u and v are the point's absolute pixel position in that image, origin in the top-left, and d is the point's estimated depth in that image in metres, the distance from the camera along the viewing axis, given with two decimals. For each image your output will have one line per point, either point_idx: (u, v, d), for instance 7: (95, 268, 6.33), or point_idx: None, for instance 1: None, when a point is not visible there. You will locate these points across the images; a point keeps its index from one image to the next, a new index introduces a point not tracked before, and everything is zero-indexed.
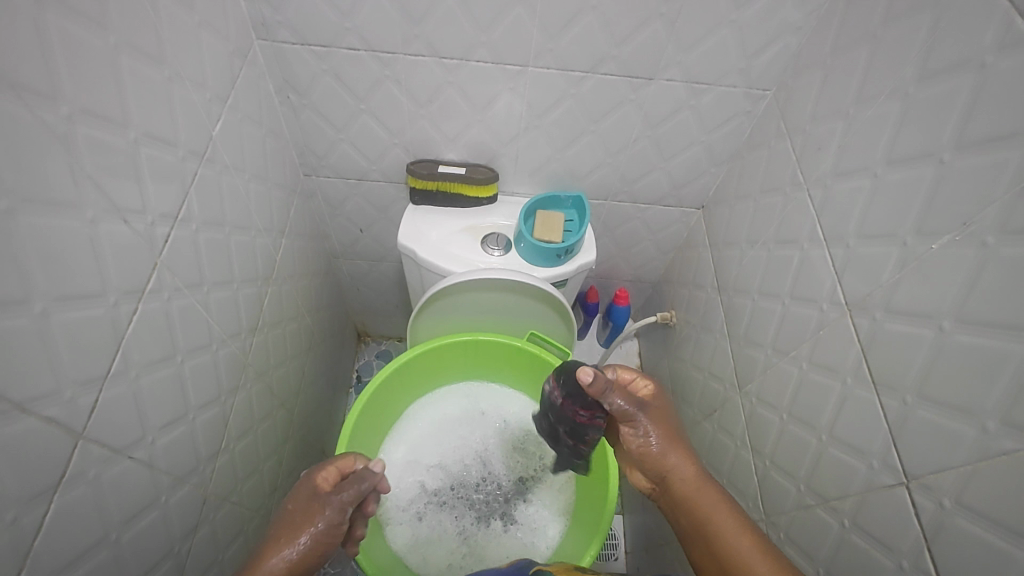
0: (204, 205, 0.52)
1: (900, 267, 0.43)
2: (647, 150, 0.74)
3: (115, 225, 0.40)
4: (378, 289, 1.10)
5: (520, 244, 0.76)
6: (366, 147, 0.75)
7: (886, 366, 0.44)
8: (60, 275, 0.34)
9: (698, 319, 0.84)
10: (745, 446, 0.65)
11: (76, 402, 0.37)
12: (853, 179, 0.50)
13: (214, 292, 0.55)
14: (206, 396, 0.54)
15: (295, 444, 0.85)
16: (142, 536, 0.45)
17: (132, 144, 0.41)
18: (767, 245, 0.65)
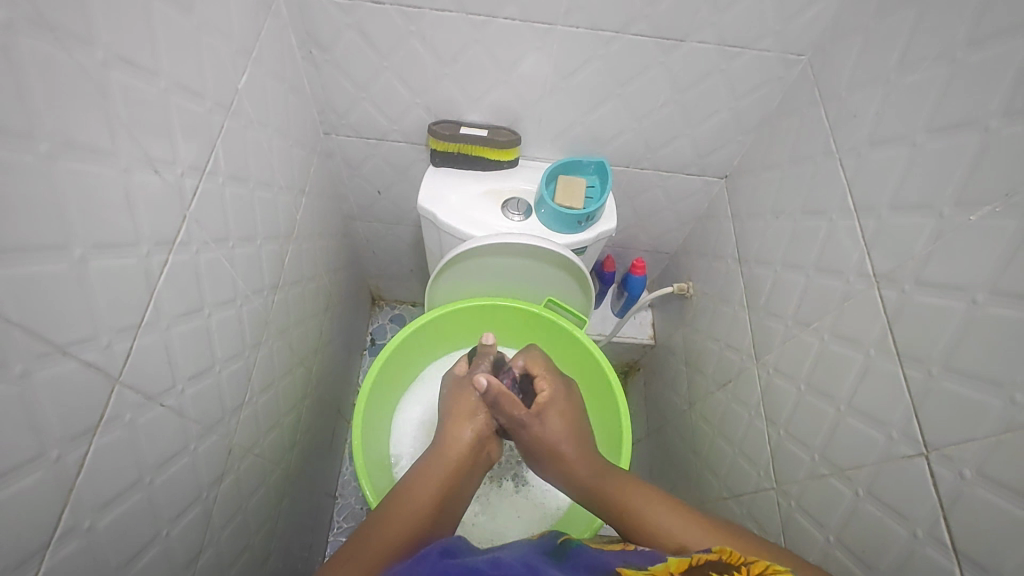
0: (230, 159, 0.52)
1: (934, 239, 0.43)
2: (673, 116, 0.73)
3: (148, 174, 0.40)
4: (393, 253, 1.10)
5: (541, 209, 0.76)
6: (387, 106, 0.74)
7: (912, 338, 0.44)
8: (98, 222, 0.35)
9: (716, 290, 0.83)
10: (760, 416, 0.66)
11: (112, 349, 0.37)
12: (890, 148, 0.49)
13: (239, 247, 0.55)
14: (231, 350, 0.55)
15: (312, 402, 0.87)
16: (173, 481, 0.47)
17: (163, 93, 0.40)
18: (793, 216, 0.64)
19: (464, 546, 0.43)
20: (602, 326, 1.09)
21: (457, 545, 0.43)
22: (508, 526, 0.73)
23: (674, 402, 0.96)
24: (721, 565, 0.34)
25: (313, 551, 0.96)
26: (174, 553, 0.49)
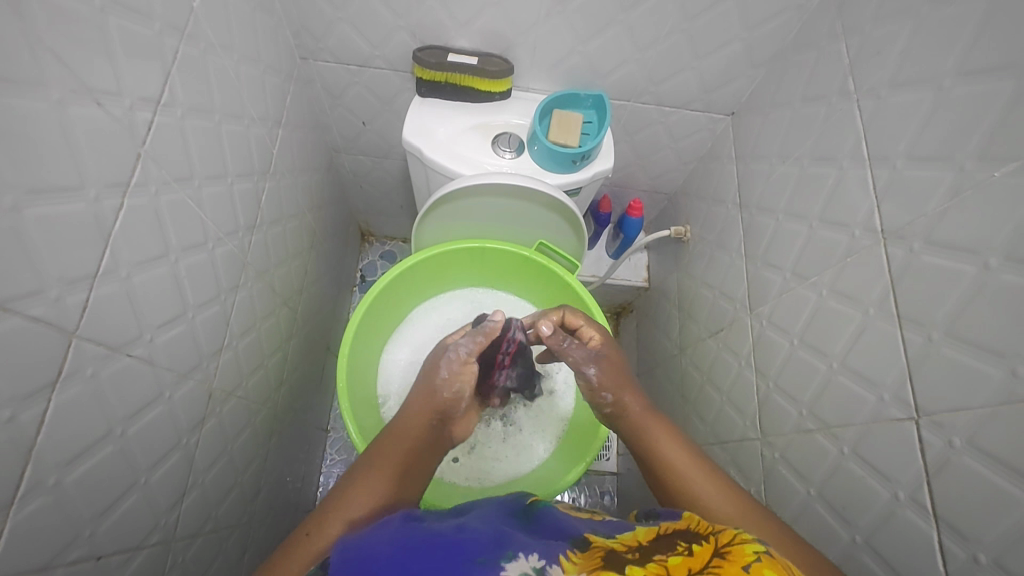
0: (189, 90, 0.47)
1: (951, 196, 0.40)
2: (679, 46, 0.67)
3: (88, 108, 0.35)
4: (381, 188, 1.06)
5: (533, 146, 0.71)
6: (367, 29, 0.68)
7: (915, 301, 0.42)
8: (31, 164, 0.31)
9: (714, 236, 0.80)
10: (749, 367, 0.65)
11: (64, 302, 0.35)
12: (914, 91, 0.45)
13: (206, 186, 0.51)
14: (204, 296, 0.53)
15: (299, 342, 0.86)
16: (148, 430, 0.46)
17: (99, 13, 0.36)
18: (801, 161, 0.60)
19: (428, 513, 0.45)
20: (595, 268, 1.06)
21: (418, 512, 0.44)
22: (493, 465, 0.75)
23: (665, 346, 0.95)
24: (690, 535, 0.35)
25: (307, 481, 0.99)
26: (155, 498, 0.49)
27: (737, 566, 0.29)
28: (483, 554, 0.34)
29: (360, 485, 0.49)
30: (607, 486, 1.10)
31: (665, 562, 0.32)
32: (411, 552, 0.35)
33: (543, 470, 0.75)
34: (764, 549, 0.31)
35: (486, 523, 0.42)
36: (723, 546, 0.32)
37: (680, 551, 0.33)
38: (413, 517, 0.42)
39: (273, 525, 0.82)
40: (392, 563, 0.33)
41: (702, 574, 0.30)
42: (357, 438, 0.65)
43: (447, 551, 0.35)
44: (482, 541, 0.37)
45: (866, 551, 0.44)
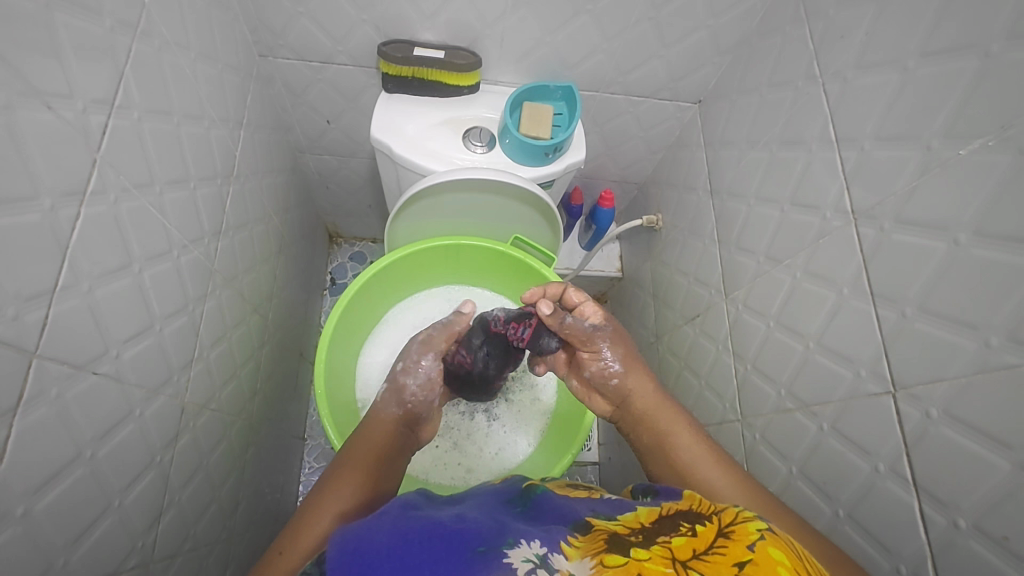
0: (145, 90, 0.45)
1: (919, 174, 0.41)
2: (646, 35, 0.67)
3: (38, 111, 0.33)
4: (348, 188, 1.03)
5: (505, 140, 0.71)
6: (330, 24, 0.66)
7: (887, 278, 0.43)
8: None
9: (686, 224, 0.81)
10: (727, 351, 0.66)
11: (22, 320, 0.33)
12: (878, 73, 0.46)
13: (167, 191, 0.49)
14: (172, 306, 0.51)
15: (271, 349, 0.83)
16: (119, 449, 0.44)
17: (44, 10, 0.33)
18: (769, 146, 0.61)
19: (423, 499, 0.44)
20: (570, 260, 1.06)
21: (413, 499, 0.43)
22: (476, 462, 0.75)
23: (641, 333, 0.96)
24: (692, 515, 0.35)
25: (285, 492, 0.96)
26: (131, 521, 0.47)
27: (742, 545, 0.30)
28: (484, 544, 0.34)
29: (341, 482, 0.50)
30: (589, 476, 1.11)
31: (669, 543, 0.32)
32: (410, 539, 0.34)
33: (528, 464, 0.75)
34: (767, 527, 0.32)
35: (484, 512, 0.42)
36: (726, 525, 0.32)
37: (683, 531, 0.33)
38: (410, 505, 0.41)
39: (253, 540, 0.80)
40: (397, 555, 0.33)
41: (707, 554, 0.30)
42: (338, 444, 0.64)
43: (448, 542, 0.34)
44: (481, 531, 0.36)
45: (849, 523, 0.46)
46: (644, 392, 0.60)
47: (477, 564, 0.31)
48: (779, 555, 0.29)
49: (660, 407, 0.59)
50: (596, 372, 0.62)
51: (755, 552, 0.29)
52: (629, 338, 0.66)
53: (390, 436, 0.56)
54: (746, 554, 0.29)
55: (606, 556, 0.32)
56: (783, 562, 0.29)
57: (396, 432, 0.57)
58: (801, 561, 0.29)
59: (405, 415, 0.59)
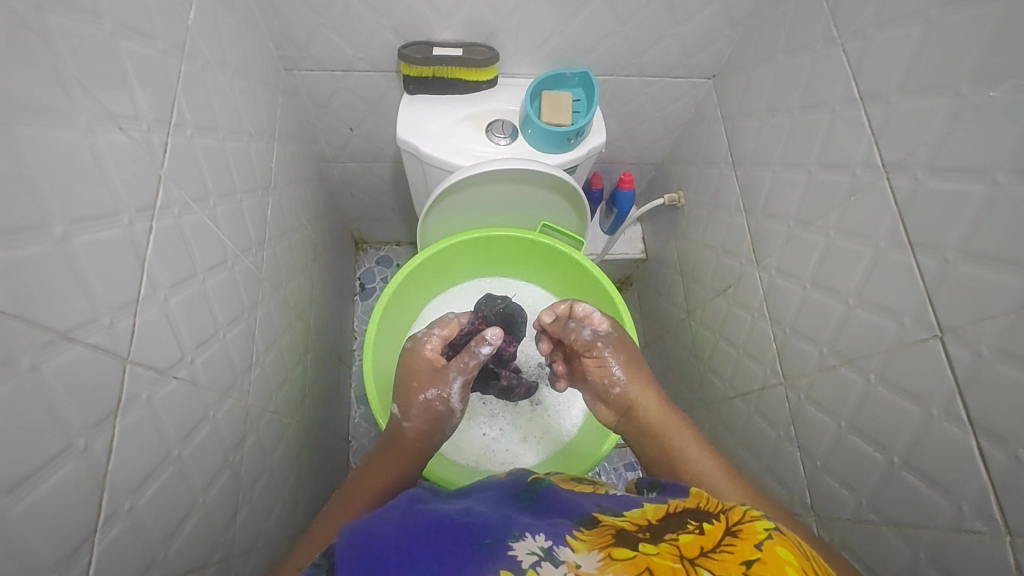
0: (194, 109, 0.47)
1: (950, 121, 0.42)
2: (659, 15, 0.68)
3: (113, 133, 0.35)
4: (372, 193, 1.06)
5: (527, 130, 0.72)
6: (351, 33, 0.68)
7: (925, 226, 0.44)
8: (72, 193, 0.31)
9: (709, 198, 0.82)
10: (763, 318, 0.67)
11: (115, 328, 0.35)
12: (899, 28, 0.47)
13: (220, 204, 0.51)
14: (231, 313, 0.53)
15: (314, 354, 0.86)
16: (200, 448, 0.46)
17: (110, 38, 0.35)
18: (791, 112, 0.62)
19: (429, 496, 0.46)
20: (594, 246, 1.08)
21: (420, 495, 0.45)
22: (524, 447, 0.77)
23: (672, 311, 0.97)
24: (700, 513, 0.36)
25: None
26: (213, 518, 0.49)
27: (750, 544, 0.31)
28: (489, 535, 0.34)
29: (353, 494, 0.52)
30: (630, 457, 1.13)
31: (676, 540, 0.32)
32: (414, 533, 0.36)
33: (575, 445, 0.76)
34: (774, 527, 0.33)
35: (490, 506, 0.43)
36: (733, 524, 0.33)
37: (691, 528, 0.34)
38: (417, 500, 0.43)
39: None
40: (400, 545, 0.34)
41: (715, 551, 0.30)
42: None
43: (453, 529, 0.36)
44: (486, 522, 0.37)
45: (906, 469, 0.46)
46: (647, 402, 0.61)
47: (481, 556, 0.31)
48: (787, 555, 0.29)
49: (664, 418, 0.59)
50: (597, 371, 0.64)
51: (762, 551, 0.30)
52: (636, 349, 0.67)
53: (417, 451, 0.60)
54: (753, 552, 0.30)
55: (612, 549, 0.32)
56: (791, 562, 0.29)
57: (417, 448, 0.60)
58: (810, 562, 0.30)
59: (429, 430, 0.61)
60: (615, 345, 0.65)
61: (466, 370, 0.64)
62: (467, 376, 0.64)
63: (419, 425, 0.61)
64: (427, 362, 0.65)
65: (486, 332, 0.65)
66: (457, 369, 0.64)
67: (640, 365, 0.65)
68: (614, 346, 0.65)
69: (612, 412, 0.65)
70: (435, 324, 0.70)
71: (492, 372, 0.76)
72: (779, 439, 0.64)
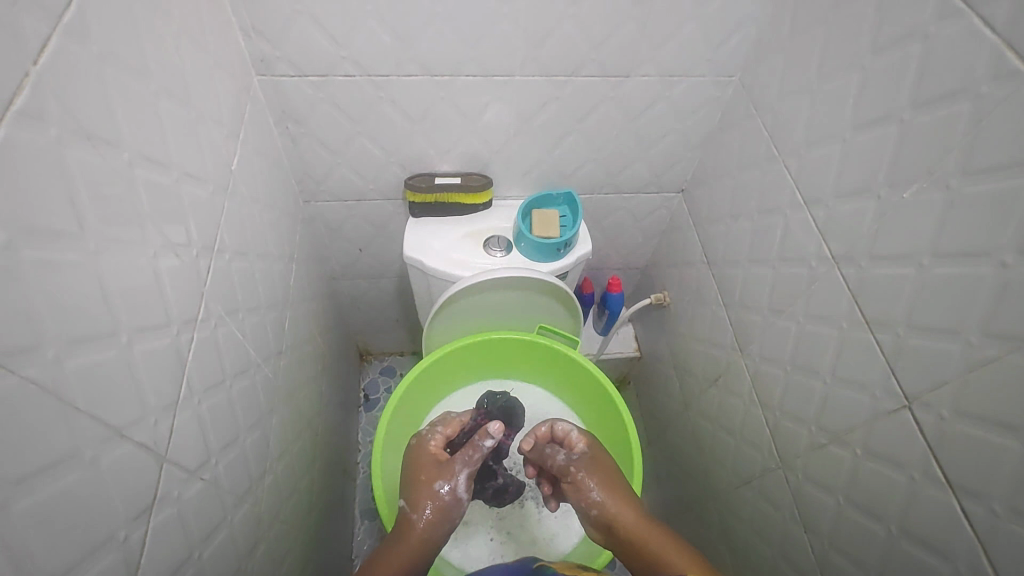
0: (232, 236, 0.55)
1: (877, 217, 0.49)
2: (628, 143, 0.80)
3: (170, 259, 0.42)
4: (378, 307, 1.12)
5: (521, 243, 0.80)
6: (364, 169, 0.79)
7: (876, 306, 0.50)
8: (137, 308, 0.37)
9: (692, 295, 0.89)
10: (754, 403, 0.71)
11: (157, 427, 0.39)
12: (824, 146, 0.56)
13: (247, 318, 0.57)
14: (251, 419, 0.56)
15: (321, 465, 0.87)
16: (217, 553, 0.47)
17: (175, 183, 0.43)
18: (751, 217, 0.70)
19: None
20: (589, 346, 1.13)
21: None
22: (533, 551, 0.76)
23: (670, 406, 1.00)
24: None
25: None
26: None
27: None
28: None
29: None
30: None
31: None
32: None
33: (584, 545, 0.75)
34: None
35: None
36: None
37: None
38: None
39: None
40: None
41: None
42: None
43: None
44: None
45: (905, 540, 0.48)
46: (628, 518, 0.64)
47: None
48: None
49: (644, 529, 0.62)
50: (578, 492, 0.67)
51: None
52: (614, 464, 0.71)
53: (423, 546, 0.63)
54: None
55: None
56: None
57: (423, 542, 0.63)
58: None
59: (434, 526, 0.64)
60: (592, 463, 0.69)
61: (471, 463, 0.67)
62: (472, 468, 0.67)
63: (425, 522, 0.64)
64: (431, 461, 0.69)
65: (488, 426, 0.67)
66: (462, 462, 0.67)
67: (619, 478, 0.68)
68: (592, 464, 0.69)
69: (599, 532, 0.67)
70: (439, 421, 0.75)
71: (489, 470, 0.77)
72: (786, 524, 0.65)
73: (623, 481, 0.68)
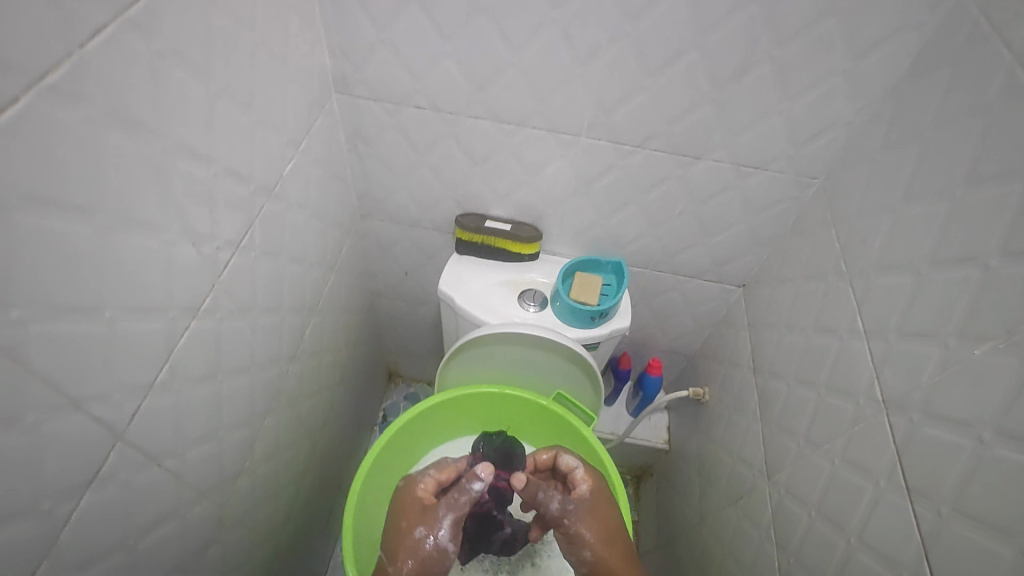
0: (266, 237, 0.56)
1: (940, 369, 0.42)
2: (690, 225, 0.76)
3: (187, 248, 0.43)
4: (414, 332, 1.13)
5: (556, 303, 0.78)
6: (420, 197, 0.80)
7: (921, 472, 0.42)
8: (132, 288, 0.38)
9: (731, 399, 0.81)
10: (769, 540, 0.62)
11: (122, 406, 0.39)
12: (896, 274, 0.50)
13: (262, 317, 0.58)
14: (239, 416, 0.57)
15: (313, 477, 0.86)
16: (157, 544, 0.47)
17: (213, 177, 0.45)
18: (806, 331, 0.64)
19: None
20: (615, 425, 1.06)
21: None
22: None
23: (686, 513, 0.91)
24: None
25: None
26: None
27: None
28: None
29: None
30: None
31: None
32: None
33: None
34: None
35: None
36: None
37: None
38: None
39: None
40: None
41: None
42: None
43: None
44: None
45: None
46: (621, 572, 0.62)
47: None
48: None
49: None
50: (573, 538, 0.64)
51: None
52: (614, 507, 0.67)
53: None
54: None
55: None
56: None
57: None
58: None
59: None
60: (591, 509, 0.65)
61: (456, 508, 0.63)
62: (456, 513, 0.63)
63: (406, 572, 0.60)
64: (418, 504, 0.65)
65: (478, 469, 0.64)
66: (447, 508, 0.63)
67: (615, 529, 0.65)
68: (592, 510, 0.65)
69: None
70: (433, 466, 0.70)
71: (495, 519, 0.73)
72: None
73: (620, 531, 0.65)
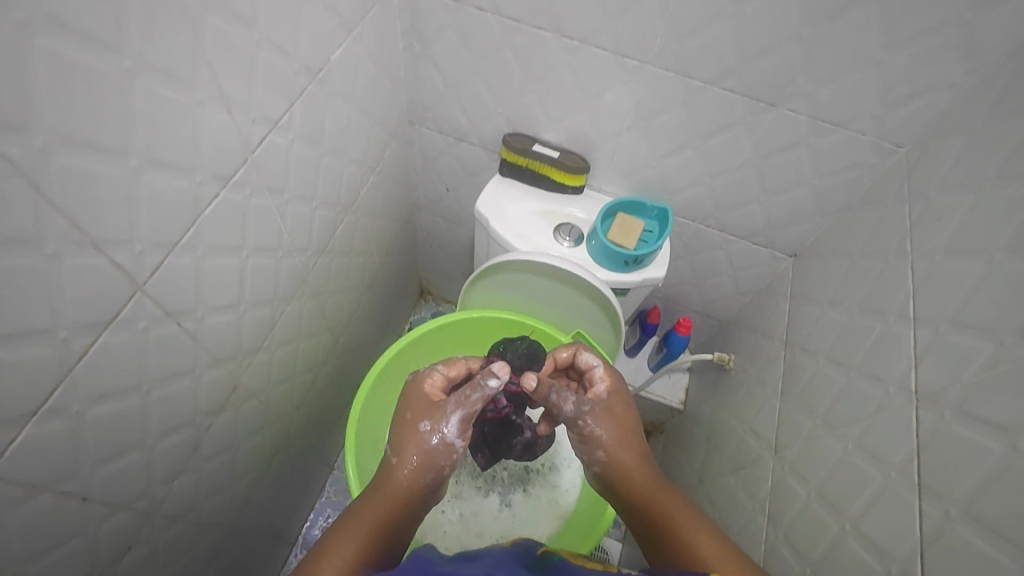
0: (306, 121, 0.55)
1: (988, 367, 0.38)
2: (749, 180, 0.70)
3: (220, 113, 0.43)
4: (449, 251, 1.13)
5: (591, 241, 0.75)
6: (471, 110, 0.77)
7: (939, 470, 0.39)
8: (159, 142, 0.38)
9: (756, 370, 0.78)
10: (763, 512, 0.61)
11: (144, 258, 0.40)
12: (965, 260, 0.45)
13: (293, 203, 0.58)
14: (261, 296, 0.58)
15: (332, 371, 0.90)
16: (171, 396, 0.50)
17: (253, 45, 0.44)
18: (850, 310, 0.59)
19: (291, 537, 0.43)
20: (633, 376, 1.05)
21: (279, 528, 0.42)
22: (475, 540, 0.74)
23: (687, 474, 0.90)
24: None
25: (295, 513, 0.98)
26: (154, 466, 0.52)
27: None
28: None
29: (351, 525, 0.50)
30: None
31: None
32: None
33: None
34: None
35: None
36: None
37: None
38: None
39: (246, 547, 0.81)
40: None
41: None
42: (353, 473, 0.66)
43: None
44: None
45: None
46: (639, 476, 0.56)
47: None
48: None
49: (659, 495, 0.54)
50: (588, 437, 0.57)
51: None
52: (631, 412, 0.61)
53: (417, 492, 0.54)
54: None
55: None
56: None
57: (416, 487, 0.54)
58: None
59: (429, 473, 0.54)
60: (605, 411, 0.59)
61: (467, 404, 0.56)
62: (466, 410, 0.56)
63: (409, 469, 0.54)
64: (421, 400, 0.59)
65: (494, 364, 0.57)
66: (455, 403, 0.56)
67: (631, 433, 0.59)
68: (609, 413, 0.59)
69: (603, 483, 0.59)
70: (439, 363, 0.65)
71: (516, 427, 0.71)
72: None
73: (637, 437, 0.59)
